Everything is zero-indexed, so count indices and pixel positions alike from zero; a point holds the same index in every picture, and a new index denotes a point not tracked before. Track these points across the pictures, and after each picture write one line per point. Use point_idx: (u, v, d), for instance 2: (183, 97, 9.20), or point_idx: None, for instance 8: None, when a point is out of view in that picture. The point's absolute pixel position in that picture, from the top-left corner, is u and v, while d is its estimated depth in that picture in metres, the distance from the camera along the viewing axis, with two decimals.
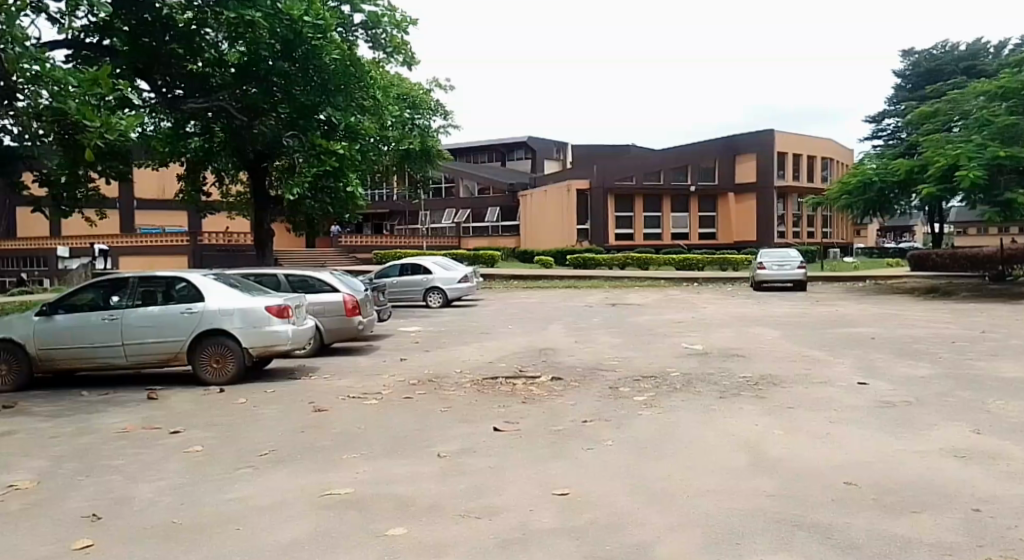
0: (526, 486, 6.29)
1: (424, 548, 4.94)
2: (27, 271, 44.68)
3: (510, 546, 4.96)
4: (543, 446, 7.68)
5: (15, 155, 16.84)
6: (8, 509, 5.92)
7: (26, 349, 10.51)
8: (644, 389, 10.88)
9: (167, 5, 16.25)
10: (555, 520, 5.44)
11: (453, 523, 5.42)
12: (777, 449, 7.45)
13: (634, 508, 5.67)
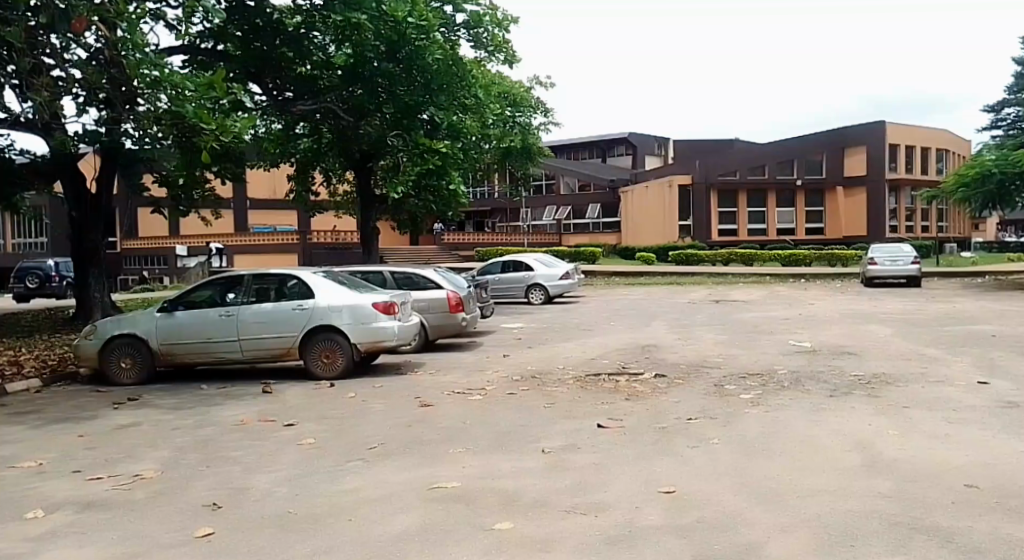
0: (631, 483, 6.01)
1: (528, 544, 4.74)
2: (152, 269, 47.48)
3: (615, 543, 4.69)
4: (649, 443, 7.37)
5: (140, 160, 17.75)
6: (134, 497, 6.12)
7: (151, 344, 11.00)
8: (751, 387, 10.35)
9: (278, 10, 17.01)
10: (661, 518, 5.13)
11: (555, 519, 5.21)
12: (895, 449, 6.85)
13: (744, 508, 5.30)
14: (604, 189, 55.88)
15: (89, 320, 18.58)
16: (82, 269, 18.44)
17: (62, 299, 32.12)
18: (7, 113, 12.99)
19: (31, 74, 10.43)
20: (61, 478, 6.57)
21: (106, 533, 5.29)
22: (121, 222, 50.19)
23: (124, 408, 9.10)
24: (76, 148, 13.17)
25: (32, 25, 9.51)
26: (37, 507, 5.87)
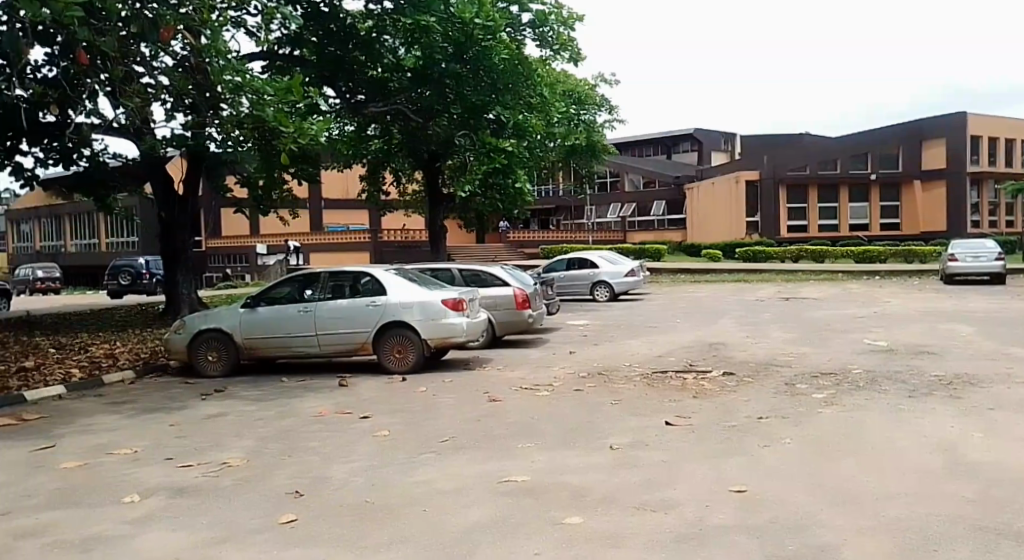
0: (702, 481, 6.01)
1: (601, 539, 4.79)
2: (233, 267, 49.19)
3: (688, 540, 4.71)
4: (719, 441, 7.33)
5: (220, 167, 18.22)
6: (221, 484, 6.43)
7: (234, 338, 11.47)
8: (824, 386, 10.16)
9: (350, 14, 17.64)
10: (733, 517, 5.13)
11: (626, 515, 5.26)
12: (978, 452, 6.65)
13: (819, 509, 5.25)
14: (669, 186, 55.18)
15: (178, 314, 19.44)
16: (171, 268, 19.29)
17: (152, 295, 33.61)
18: (103, 119, 13.77)
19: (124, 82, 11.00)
20: (154, 464, 6.94)
21: (197, 517, 5.59)
22: (206, 222, 52.16)
23: (210, 400, 9.55)
24: (164, 151, 13.81)
25: (125, 35, 10.01)
26: (133, 491, 6.22)
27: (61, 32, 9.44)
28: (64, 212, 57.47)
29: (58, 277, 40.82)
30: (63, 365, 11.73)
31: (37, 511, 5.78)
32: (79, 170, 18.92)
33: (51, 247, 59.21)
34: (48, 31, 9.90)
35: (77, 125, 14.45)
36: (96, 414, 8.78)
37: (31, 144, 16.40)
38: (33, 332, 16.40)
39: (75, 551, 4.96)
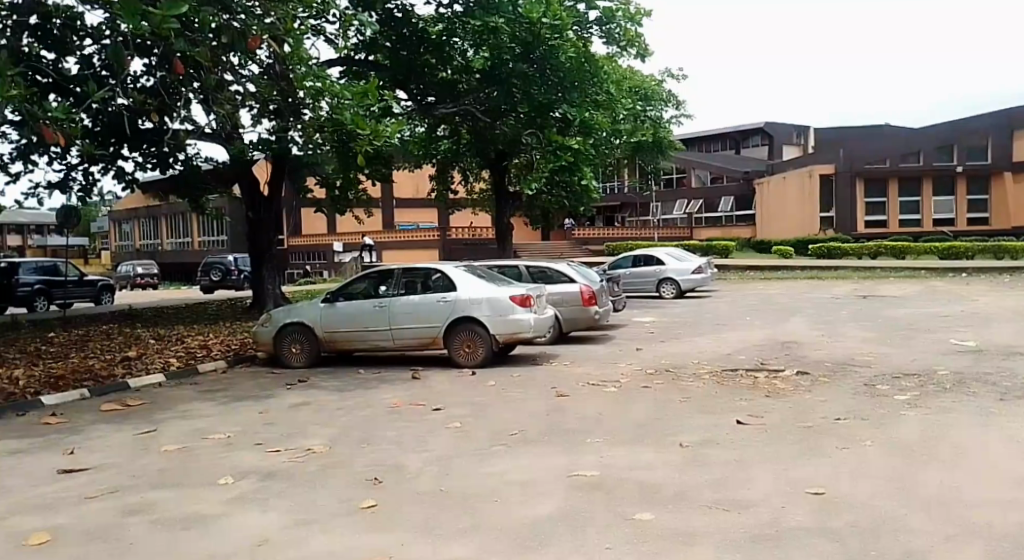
0: (775, 483, 6.08)
1: (674, 537, 4.93)
2: (312, 264, 50.68)
3: (763, 541, 4.81)
4: (794, 442, 7.37)
5: (304, 167, 19.17)
6: (306, 469, 6.83)
7: (315, 331, 12.01)
8: (906, 388, 10.02)
9: (421, 18, 18.87)
10: (810, 520, 5.19)
11: (700, 514, 5.38)
12: None
13: (897, 514, 5.26)
14: (737, 181, 54.18)
15: (263, 308, 20.34)
16: (257, 264, 20.18)
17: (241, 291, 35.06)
18: (195, 125, 14.59)
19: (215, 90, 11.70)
20: (245, 449, 7.41)
21: (287, 500, 5.99)
22: (288, 220, 53.92)
23: (294, 389, 10.07)
24: (250, 154, 14.53)
25: (217, 45, 10.63)
26: (228, 474, 6.69)
27: (160, 43, 10.11)
28: (160, 213, 60.41)
29: (155, 272, 43.01)
30: (160, 355, 12.49)
31: (143, 490, 6.28)
32: (173, 173, 19.99)
33: (147, 245, 62.25)
34: (148, 42, 10.61)
35: (173, 131, 15.34)
36: (191, 401, 9.37)
37: (131, 149, 17.51)
38: (134, 324, 17.44)
39: (178, 528, 5.41)
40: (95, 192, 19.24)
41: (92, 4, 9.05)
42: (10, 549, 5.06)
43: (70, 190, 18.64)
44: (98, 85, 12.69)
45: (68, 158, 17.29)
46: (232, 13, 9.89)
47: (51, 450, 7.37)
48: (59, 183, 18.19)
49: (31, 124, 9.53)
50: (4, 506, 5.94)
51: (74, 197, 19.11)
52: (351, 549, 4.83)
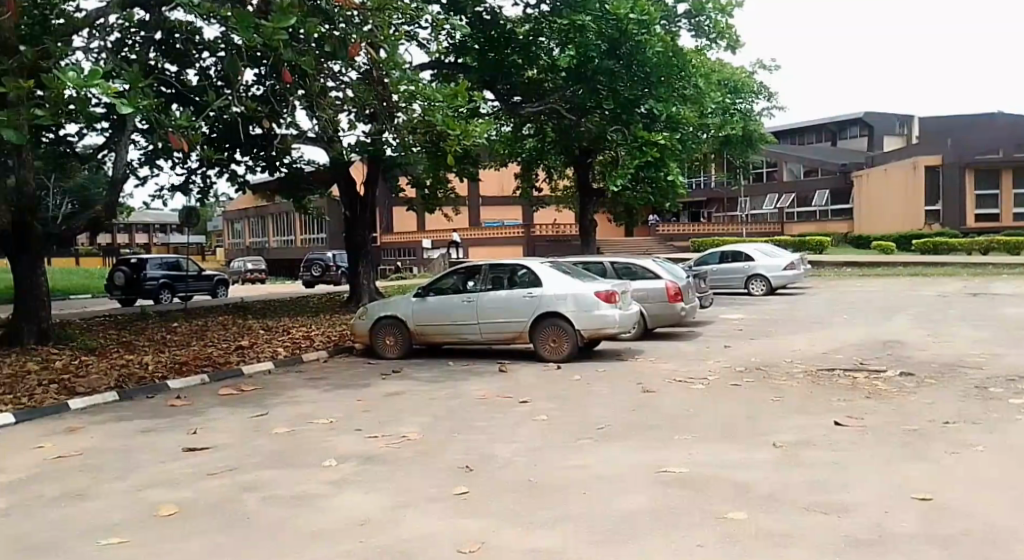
0: (877, 486, 6.01)
1: (768, 536, 4.93)
2: (403, 260, 52.06)
3: (865, 545, 4.74)
4: (896, 446, 7.25)
5: (396, 166, 20.03)
6: (402, 456, 7.24)
7: (407, 324, 12.53)
8: (1020, 392, 9.64)
9: (508, 21, 19.09)
10: (917, 526, 5.07)
11: (797, 515, 5.37)
12: None
13: (1012, 523, 5.08)
14: (833, 174, 52.36)
15: (359, 303, 21.20)
16: (354, 260, 21.02)
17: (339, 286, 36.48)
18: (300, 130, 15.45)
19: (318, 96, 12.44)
20: (346, 435, 7.90)
21: (387, 485, 6.37)
22: (380, 217, 55.59)
23: (389, 379, 10.58)
24: (350, 157, 15.29)
25: (319, 54, 11.32)
26: (331, 458, 7.15)
27: (270, 54, 10.87)
28: (268, 212, 63.49)
29: (263, 268, 45.31)
30: (269, 345, 13.31)
31: (255, 469, 6.82)
32: (279, 176, 21.10)
33: (255, 242, 65.49)
34: (258, 53, 11.39)
35: (280, 136, 16.30)
36: (296, 388, 10.00)
37: (243, 153, 18.70)
38: (243, 315, 18.59)
39: (288, 506, 5.88)
40: (211, 194, 20.55)
41: (210, 20, 9.87)
42: (144, 519, 5.64)
43: (189, 193, 19.98)
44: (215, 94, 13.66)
45: (188, 163, 18.56)
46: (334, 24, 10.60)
47: (174, 430, 8.07)
48: (179, 186, 19.54)
49: (158, 133, 10.44)
50: (137, 479, 6.59)
51: (192, 198, 20.48)
52: (445, 533, 5.16)
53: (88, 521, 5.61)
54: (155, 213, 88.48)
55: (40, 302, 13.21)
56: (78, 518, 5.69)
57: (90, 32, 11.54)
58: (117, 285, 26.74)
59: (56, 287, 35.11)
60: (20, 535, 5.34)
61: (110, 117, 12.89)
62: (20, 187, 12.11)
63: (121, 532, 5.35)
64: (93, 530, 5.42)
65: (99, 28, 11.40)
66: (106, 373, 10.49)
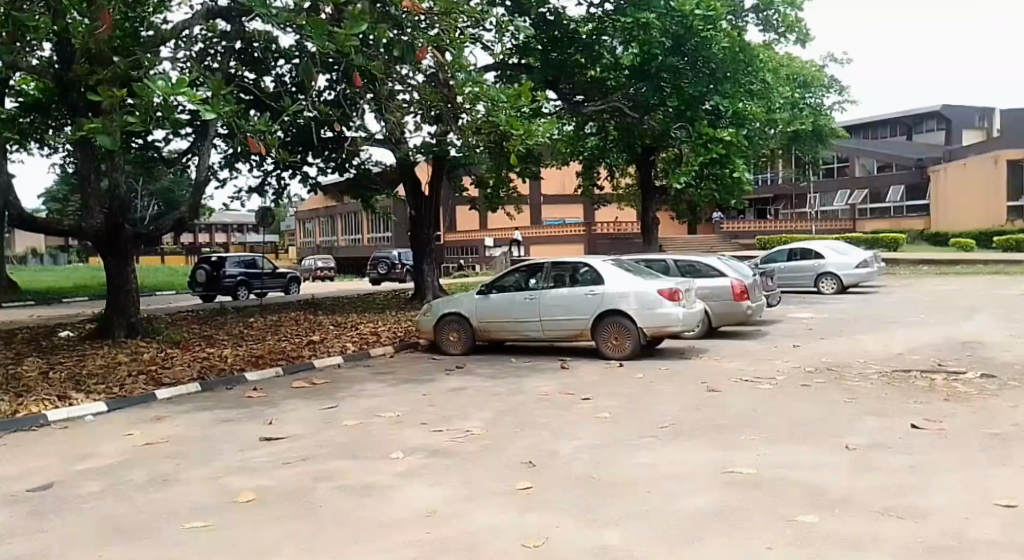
0: (957, 492, 5.92)
1: (839, 540, 4.94)
2: (466, 258, 52.67)
3: (944, 552, 4.71)
4: (976, 451, 7.10)
5: (461, 166, 20.31)
6: (467, 450, 7.45)
7: (470, 321, 12.78)
8: None
9: (573, 20, 19.08)
10: (997, 533, 5.00)
11: (870, 519, 5.34)
12: None
13: None
14: (909, 169, 50.61)
15: (424, 299, 21.62)
16: (419, 258, 21.41)
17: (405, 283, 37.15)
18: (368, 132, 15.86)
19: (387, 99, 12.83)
20: (413, 428, 8.16)
21: (456, 478, 6.58)
22: (444, 216, 56.36)
23: (454, 375, 10.83)
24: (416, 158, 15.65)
25: (388, 59, 11.68)
26: (400, 450, 7.42)
27: (342, 60, 11.30)
28: (337, 211, 65.11)
29: (332, 265, 46.50)
30: (339, 340, 13.76)
31: (327, 460, 7.14)
32: (348, 177, 21.70)
33: (325, 241, 67.30)
34: (329, 58, 11.83)
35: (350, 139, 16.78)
36: (365, 382, 10.35)
37: (315, 156, 19.25)
38: (315, 311, 19.22)
39: (359, 495, 6.15)
40: (284, 195, 21.26)
41: (286, 28, 10.32)
42: (225, 504, 5.99)
43: (264, 195, 20.72)
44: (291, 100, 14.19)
45: (264, 166, 19.25)
46: (402, 30, 10.96)
47: (251, 420, 8.48)
48: (256, 188, 20.28)
49: (239, 138, 10.94)
50: (218, 467, 6.99)
51: (267, 200, 21.23)
52: (509, 526, 5.34)
53: (175, 505, 6.00)
54: (231, 212, 91.63)
55: (130, 297, 13.95)
56: (165, 502, 6.08)
57: (176, 42, 12.17)
58: (198, 282, 27.76)
59: (140, 284, 36.90)
60: (114, 517, 5.75)
61: (194, 123, 13.55)
62: (112, 189, 12.85)
63: (205, 516, 5.71)
64: (182, 514, 5.79)
65: (185, 39, 12.01)
66: (188, 365, 11.06)
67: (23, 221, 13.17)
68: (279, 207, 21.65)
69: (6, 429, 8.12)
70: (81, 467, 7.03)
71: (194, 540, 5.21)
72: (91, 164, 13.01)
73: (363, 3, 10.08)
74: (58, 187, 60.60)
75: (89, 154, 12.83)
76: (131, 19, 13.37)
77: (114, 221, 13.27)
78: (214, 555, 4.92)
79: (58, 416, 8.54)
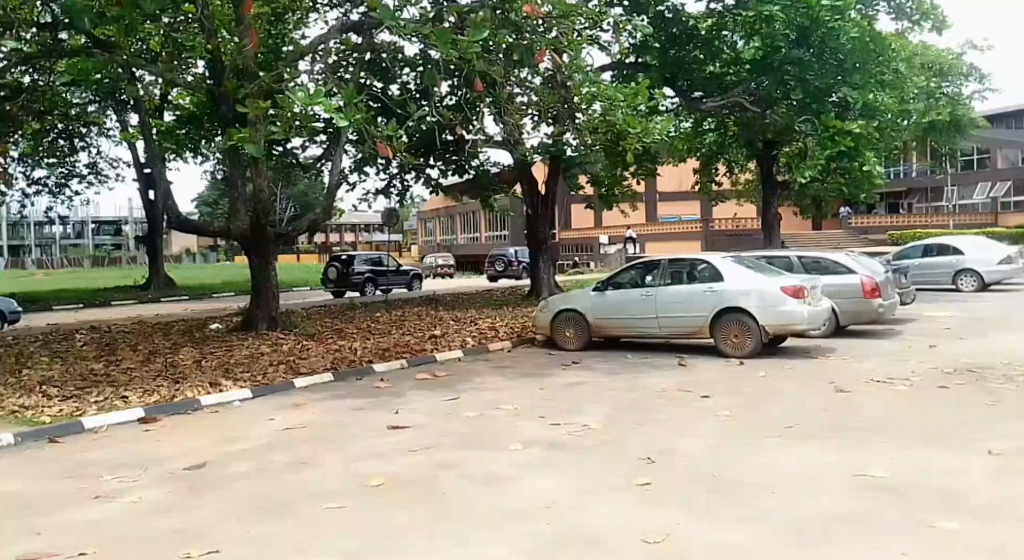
0: None
1: (979, 549, 4.77)
2: (582, 256, 52.94)
3: None
4: None
5: (577, 166, 20.46)
6: (586, 444, 7.62)
7: (587, 317, 12.92)
8: None
9: (691, 16, 18.95)
10: None
11: (1014, 528, 5.12)
12: None
13: None
14: None
15: (540, 296, 21.90)
16: (536, 256, 21.76)
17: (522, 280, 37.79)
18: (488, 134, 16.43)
19: (507, 102, 13.22)
20: (532, 421, 8.41)
21: (576, 471, 6.76)
22: (559, 214, 56.82)
23: (571, 370, 11.01)
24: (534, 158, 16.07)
25: (508, 63, 12.11)
26: (521, 443, 7.67)
27: (464, 67, 11.76)
28: (457, 211, 66.88)
29: (452, 263, 47.92)
30: (460, 334, 14.26)
31: (451, 449, 7.47)
32: (468, 178, 22.33)
33: (446, 240, 69.27)
34: (453, 66, 12.53)
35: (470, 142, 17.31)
36: (486, 375, 10.72)
37: (436, 159, 19.92)
38: (437, 307, 19.92)
39: (482, 484, 6.44)
40: (408, 196, 22.12)
41: (413, 39, 10.82)
42: (359, 487, 6.42)
43: (390, 197, 21.61)
44: (416, 106, 14.83)
45: (390, 169, 20.11)
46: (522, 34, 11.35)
47: (380, 409, 8.98)
48: (382, 190, 21.20)
49: (370, 144, 11.64)
50: (352, 452, 7.46)
51: (392, 201, 22.14)
52: (629, 521, 5.47)
53: (314, 487, 6.48)
54: (358, 212, 95.93)
55: (271, 293, 14.96)
56: (305, 483, 6.58)
57: (313, 56, 12.94)
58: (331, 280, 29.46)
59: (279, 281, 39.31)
60: (262, 495, 6.29)
61: (328, 130, 14.42)
62: (256, 194, 13.81)
63: (342, 498, 6.14)
64: (322, 495, 6.25)
65: (321, 53, 12.81)
66: (323, 356, 11.80)
67: (179, 224, 14.41)
68: (402, 207, 22.52)
69: (166, 412, 8.97)
70: (231, 448, 7.70)
71: (335, 519, 5.63)
72: (238, 171, 14.09)
73: (484, 11, 10.60)
74: (206, 192, 65.45)
75: (236, 161, 13.89)
76: (273, 36, 14.36)
77: (258, 223, 14.27)
78: (353, 534, 5.32)
79: (210, 401, 9.34)
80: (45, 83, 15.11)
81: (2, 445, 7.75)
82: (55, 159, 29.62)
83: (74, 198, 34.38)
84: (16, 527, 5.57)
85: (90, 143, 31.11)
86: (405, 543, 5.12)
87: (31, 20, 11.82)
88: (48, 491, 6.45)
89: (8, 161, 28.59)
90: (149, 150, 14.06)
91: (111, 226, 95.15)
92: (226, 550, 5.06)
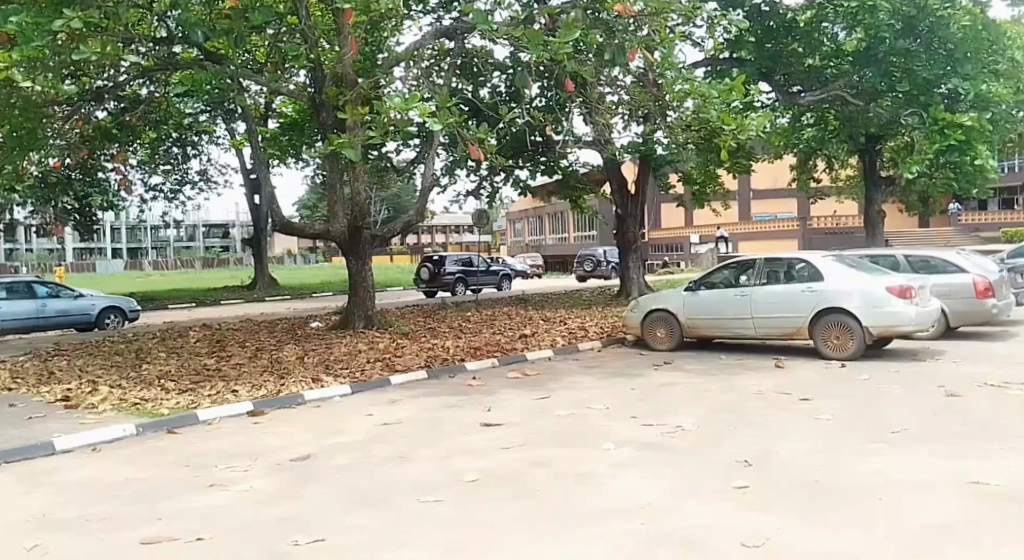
0: None
1: None
2: (673, 256, 52.31)
3: None
4: None
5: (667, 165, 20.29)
6: (679, 445, 7.54)
7: (679, 317, 12.75)
8: None
9: (790, 9, 18.55)
10: None
11: None
12: None
13: None
14: None
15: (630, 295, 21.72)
16: (625, 254, 21.64)
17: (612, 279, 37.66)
18: (578, 135, 16.49)
19: (597, 102, 13.35)
20: (625, 421, 8.38)
21: (669, 472, 6.71)
22: (650, 213, 56.43)
23: (663, 371, 10.91)
24: (624, 156, 16.06)
25: (599, 62, 12.29)
26: (615, 442, 7.65)
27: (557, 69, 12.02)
28: (546, 211, 67.16)
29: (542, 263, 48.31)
30: (551, 333, 14.31)
31: (543, 447, 7.53)
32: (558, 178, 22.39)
33: (534, 240, 69.65)
34: (544, 67, 12.76)
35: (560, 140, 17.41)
36: (577, 375, 10.73)
37: (525, 161, 20.02)
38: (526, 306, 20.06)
39: (574, 482, 6.47)
40: (498, 197, 22.26)
41: (504, 42, 11.02)
42: (454, 483, 6.54)
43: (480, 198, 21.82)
44: (506, 108, 15.08)
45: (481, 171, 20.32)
46: (614, 33, 11.57)
47: (473, 406, 9.14)
48: (472, 192, 21.51)
49: (462, 146, 11.91)
50: (447, 448, 7.62)
51: (483, 202, 22.34)
52: (726, 524, 5.39)
53: (412, 481, 6.65)
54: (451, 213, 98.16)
55: (367, 292, 15.38)
56: (403, 477, 6.76)
57: (408, 63, 13.23)
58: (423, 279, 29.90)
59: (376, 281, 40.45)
60: (361, 487, 6.50)
61: (422, 132, 15.24)
62: (354, 197, 14.31)
63: (437, 493, 6.29)
64: (419, 488, 6.42)
65: (416, 57, 13.08)
66: (417, 354, 12.09)
67: (282, 227, 15.08)
68: (493, 208, 22.76)
69: (273, 406, 9.38)
70: (332, 441, 7.99)
71: (432, 513, 5.79)
72: (336, 175, 14.64)
73: (575, 12, 10.75)
74: (309, 196, 68.37)
75: (334, 166, 14.45)
76: (370, 44, 14.96)
77: (354, 226, 14.77)
78: (448, 528, 5.44)
79: (313, 396, 9.72)
80: (160, 94, 16.04)
81: (126, 435, 8.28)
82: (170, 166, 31.41)
83: (187, 203, 36.31)
84: (140, 511, 5.96)
85: (202, 150, 32.86)
86: (501, 539, 5.20)
87: (149, 35, 12.56)
88: (167, 478, 6.87)
89: (128, 170, 30.47)
90: (254, 156, 14.66)
91: (219, 229, 100.31)
92: (330, 538, 5.26)
